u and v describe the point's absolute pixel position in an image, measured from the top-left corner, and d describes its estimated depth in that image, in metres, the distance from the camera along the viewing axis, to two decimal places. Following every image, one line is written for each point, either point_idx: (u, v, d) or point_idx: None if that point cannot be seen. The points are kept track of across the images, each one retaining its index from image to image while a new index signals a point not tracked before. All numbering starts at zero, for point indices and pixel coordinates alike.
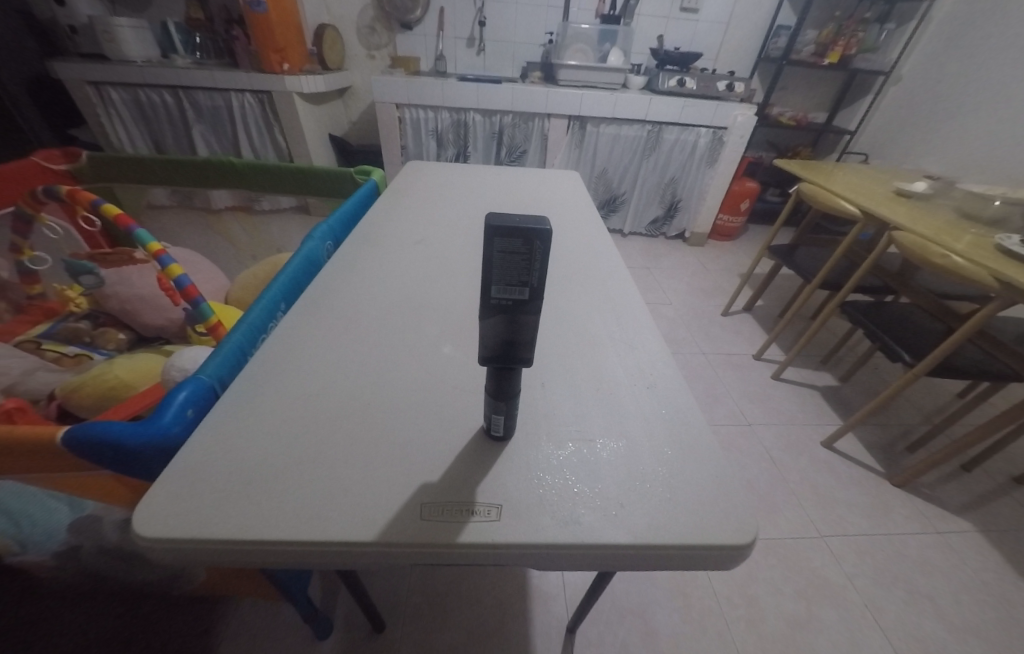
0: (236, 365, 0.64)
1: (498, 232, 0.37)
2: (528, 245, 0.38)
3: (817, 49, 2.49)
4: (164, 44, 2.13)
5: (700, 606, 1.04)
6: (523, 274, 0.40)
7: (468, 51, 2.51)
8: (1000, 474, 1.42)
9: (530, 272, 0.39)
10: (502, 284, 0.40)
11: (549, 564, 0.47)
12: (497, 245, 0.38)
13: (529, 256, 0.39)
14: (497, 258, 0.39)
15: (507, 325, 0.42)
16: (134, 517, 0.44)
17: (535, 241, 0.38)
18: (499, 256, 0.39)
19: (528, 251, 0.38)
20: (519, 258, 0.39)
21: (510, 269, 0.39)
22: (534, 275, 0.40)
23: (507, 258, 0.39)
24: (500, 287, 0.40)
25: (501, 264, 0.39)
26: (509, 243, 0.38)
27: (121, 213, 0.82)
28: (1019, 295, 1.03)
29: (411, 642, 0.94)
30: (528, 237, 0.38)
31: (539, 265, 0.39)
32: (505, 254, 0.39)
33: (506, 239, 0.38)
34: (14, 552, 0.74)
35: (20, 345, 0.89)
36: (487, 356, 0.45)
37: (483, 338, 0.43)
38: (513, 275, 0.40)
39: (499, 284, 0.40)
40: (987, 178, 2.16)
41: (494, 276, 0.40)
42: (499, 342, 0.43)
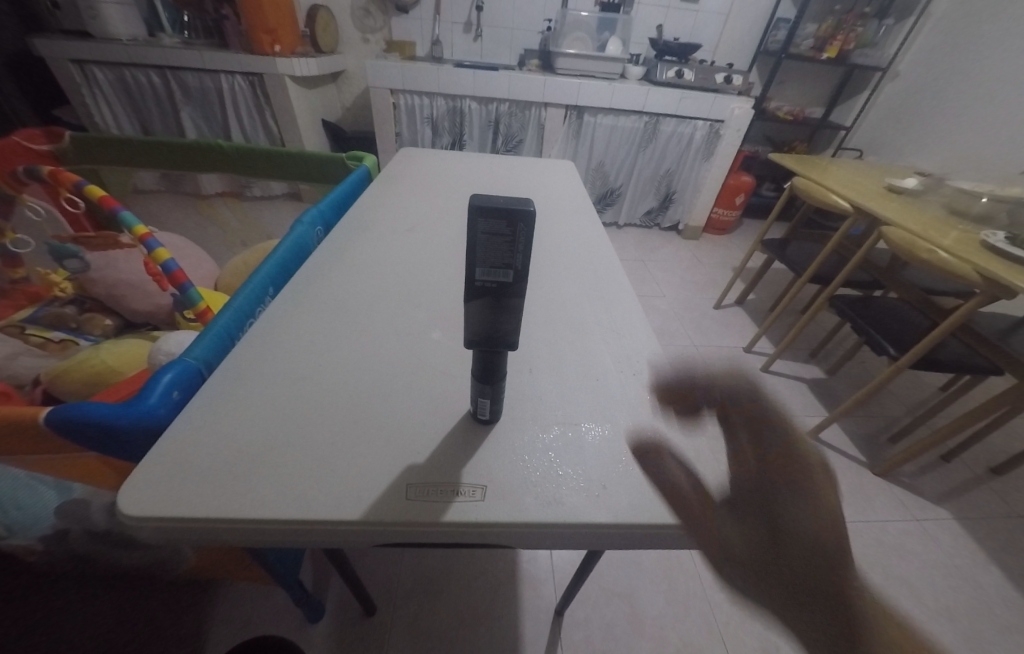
0: (223, 348, 0.64)
1: (482, 213, 0.37)
2: (511, 227, 0.38)
3: (817, 43, 2.48)
4: (151, 22, 2.06)
5: (684, 590, 1.07)
6: (507, 256, 0.40)
7: (465, 37, 2.47)
8: (978, 464, 1.47)
9: (513, 254, 0.40)
10: (487, 266, 0.40)
11: (534, 544, 0.48)
12: (481, 227, 0.38)
13: (513, 238, 0.39)
14: (481, 239, 0.39)
15: (492, 306, 0.42)
16: (121, 495, 0.44)
17: (519, 223, 0.38)
18: (483, 237, 0.39)
19: (511, 233, 0.38)
20: (503, 240, 0.39)
21: (494, 250, 0.40)
22: (518, 257, 0.40)
23: (491, 240, 0.39)
24: (484, 270, 0.40)
25: (485, 246, 0.39)
26: (493, 225, 0.38)
27: (105, 194, 0.80)
28: (1001, 290, 1.05)
29: (402, 625, 0.96)
30: (512, 219, 0.38)
31: (523, 248, 0.39)
32: (489, 236, 0.39)
33: (490, 220, 0.38)
34: (2, 536, 0.73)
35: (4, 328, 0.87)
36: (472, 340, 0.45)
37: (469, 321, 0.44)
38: (497, 257, 0.40)
39: (483, 266, 0.40)
40: (980, 176, 2.18)
41: (478, 257, 0.40)
42: (484, 326, 0.44)
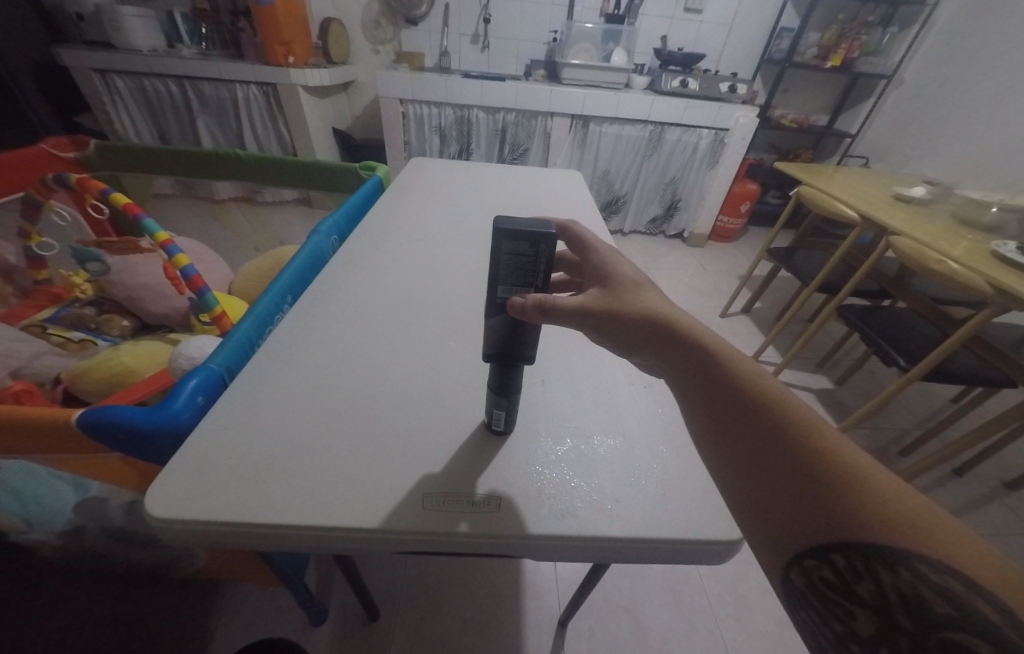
0: (244, 355, 0.65)
1: (507, 236, 0.39)
2: (534, 248, 0.40)
3: (820, 52, 2.49)
4: (171, 34, 2.13)
5: (689, 602, 1.05)
6: (528, 275, 0.42)
7: (472, 48, 2.51)
8: (993, 479, 1.43)
9: (535, 273, 0.41)
10: (509, 284, 0.42)
11: (546, 555, 0.48)
12: (505, 247, 0.40)
13: (536, 259, 0.41)
14: (505, 259, 0.41)
15: (513, 326, 0.44)
16: (146, 497, 0.45)
17: (541, 244, 0.39)
18: (507, 257, 0.41)
19: (534, 254, 0.40)
20: (526, 260, 0.41)
21: (516, 270, 0.41)
22: (540, 276, 0.42)
23: (514, 260, 0.41)
24: (507, 287, 0.42)
25: (508, 265, 0.41)
26: (517, 246, 0.40)
27: (130, 201, 0.82)
28: (1013, 301, 1.03)
29: (404, 632, 0.95)
30: (536, 241, 0.39)
31: (544, 267, 0.41)
32: (513, 256, 0.41)
33: (514, 242, 0.40)
34: (19, 530, 0.75)
35: (26, 327, 0.89)
36: (489, 354, 0.46)
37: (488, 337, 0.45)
38: (519, 275, 0.42)
39: (505, 285, 0.42)
40: (989, 186, 2.16)
41: (501, 276, 0.41)
42: (503, 340, 0.45)
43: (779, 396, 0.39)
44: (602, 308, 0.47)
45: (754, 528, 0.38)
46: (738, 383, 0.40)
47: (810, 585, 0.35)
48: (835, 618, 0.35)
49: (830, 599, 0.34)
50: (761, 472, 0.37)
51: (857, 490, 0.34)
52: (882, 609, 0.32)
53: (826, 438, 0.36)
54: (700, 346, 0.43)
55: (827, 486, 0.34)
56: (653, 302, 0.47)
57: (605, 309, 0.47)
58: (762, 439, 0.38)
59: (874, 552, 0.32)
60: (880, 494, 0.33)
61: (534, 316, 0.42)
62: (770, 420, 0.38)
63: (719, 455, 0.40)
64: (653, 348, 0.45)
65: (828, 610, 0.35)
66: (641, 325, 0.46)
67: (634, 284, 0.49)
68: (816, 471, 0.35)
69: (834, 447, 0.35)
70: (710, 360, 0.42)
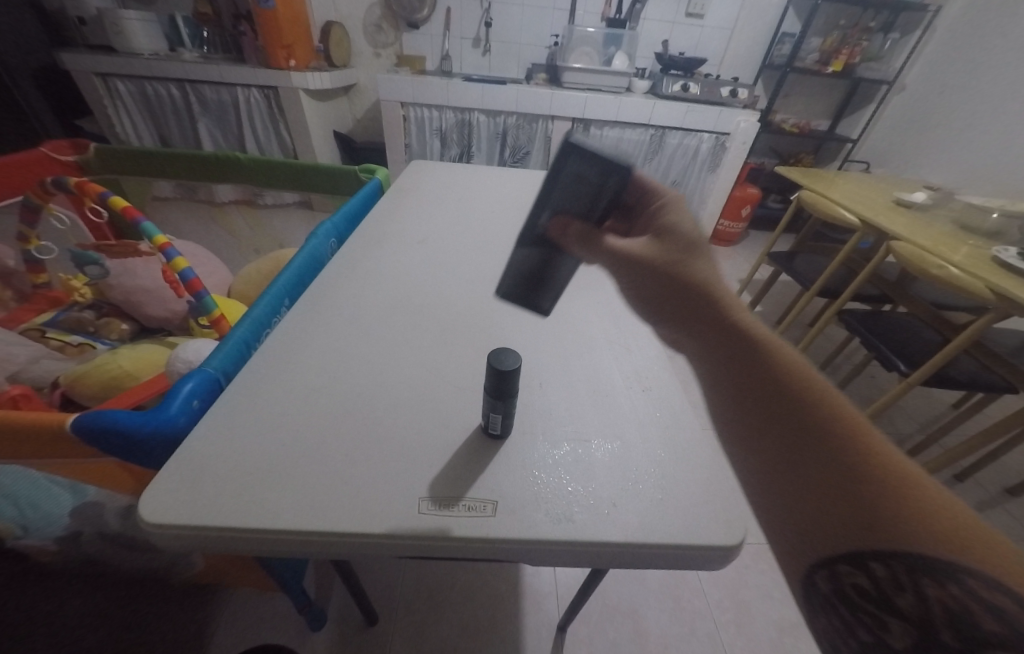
0: (241, 358, 0.65)
1: (578, 156, 0.48)
2: (601, 176, 0.48)
3: (821, 57, 2.48)
4: (172, 37, 2.13)
5: (689, 606, 1.05)
6: (587, 197, 0.49)
7: (473, 51, 2.52)
8: (993, 484, 1.43)
9: (593, 196, 0.49)
10: (564, 203, 0.50)
11: (541, 559, 0.48)
12: (574, 167, 0.49)
13: (597, 182, 0.48)
14: (570, 178, 0.49)
15: (547, 254, 0.53)
16: (140, 504, 0.45)
17: (606, 171, 0.48)
18: (572, 176, 0.49)
19: (597, 177, 0.48)
20: (588, 182, 0.49)
21: (577, 190, 0.49)
22: (597, 199, 0.49)
23: (578, 180, 0.49)
24: (561, 205, 0.50)
25: (571, 184, 0.49)
26: (584, 167, 0.49)
27: (129, 205, 0.82)
28: (1015, 306, 1.03)
29: (403, 637, 0.94)
30: (602, 168, 0.48)
31: (603, 192, 0.48)
32: (578, 176, 0.49)
33: (583, 163, 0.49)
34: (15, 536, 0.75)
35: (24, 332, 0.89)
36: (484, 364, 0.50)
37: (514, 269, 0.55)
38: (577, 196, 0.49)
39: (560, 202, 0.50)
40: (991, 191, 2.16)
41: (560, 193, 0.50)
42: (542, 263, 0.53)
43: (832, 401, 0.40)
44: (648, 259, 0.45)
45: (787, 529, 0.39)
46: (791, 384, 0.41)
47: (837, 591, 0.36)
48: (862, 627, 0.36)
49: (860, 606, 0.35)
50: (803, 474, 0.38)
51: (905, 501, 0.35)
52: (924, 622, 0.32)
53: (878, 448, 0.37)
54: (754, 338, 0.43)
55: (874, 493, 0.36)
56: (709, 274, 0.45)
57: (653, 263, 0.45)
58: (813, 441, 0.39)
59: (920, 563, 0.33)
60: (925, 505, 0.34)
61: (574, 240, 0.49)
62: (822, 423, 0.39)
63: (758, 452, 0.41)
64: (699, 330, 0.44)
65: (855, 617, 0.36)
66: (692, 298, 0.44)
67: (691, 244, 0.46)
68: (866, 478, 0.36)
69: (885, 457, 0.37)
70: (765, 355, 0.42)
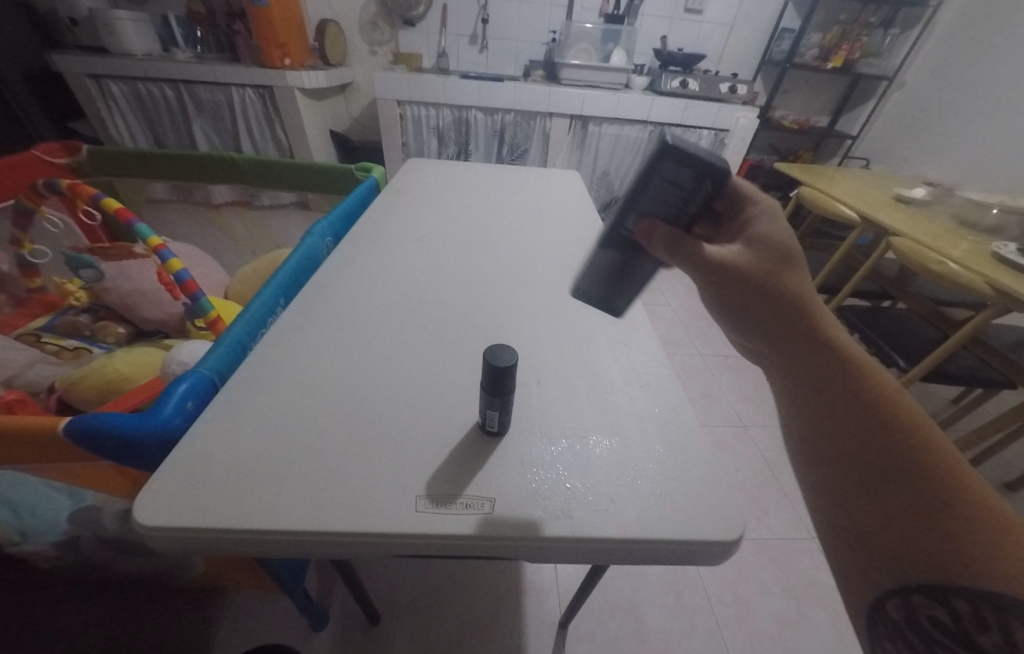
0: (236, 358, 0.64)
1: (674, 158, 0.47)
2: (698, 180, 0.47)
3: (821, 53, 2.48)
4: (165, 37, 2.11)
5: (690, 603, 1.05)
6: (677, 201, 0.49)
7: (470, 49, 2.50)
8: (992, 479, 1.44)
9: (685, 201, 0.49)
10: (652, 205, 0.50)
11: (540, 556, 0.48)
12: (667, 170, 0.48)
13: (690, 188, 0.48)
14: (662, 180, 0.48)
15: (632, 252, 0.53)
16: (135, 507, 0.44)
17: (701, 176, 0.47)
18: (665, 179, 0.48)
19: (691, 183, 0.48)
20: (681, 186, 0.48)
21: (668, 194, 0.49)
22: (688, 205, 0.49)
23: (670, 183, 0.48)
24: (649, 207, 0.50)
25: (662, 188, 0.49)
26: (678, 170, 0.47)
27: (121, 206, 0.81)
28: (1014, 302, 1.03)
29: (405, 637, 0.94)
30: (697, 173, 0.47)
31: (695, 198, 0.48)
32: (671, 180, 0.48)
33: (678, 166, 0.47)
34: (14, 542, 0.74)
35: (19, 337, 0.89)
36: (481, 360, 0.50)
37: (598, 264, 0.56)
38: (667, 199, 0.49)
39: (649, 204, 0.50)
40: (991, 186, 2.16)
41: (651, 195, 0.49)
42: (621, 262, 0.54)
43: (924, 431, 0.39)
44: (739, 265, 0.47)
45: (860, 548, 0.39)
46: (877, 408, 0.41)
47: (909, 620, 0.36)
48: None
49: (933, 638, 0.35)
50: (884, 498, 0.38)
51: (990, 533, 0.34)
52: (986, 651, 0.31)
53: (968, 479, 0.36)
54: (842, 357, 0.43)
55: (961, 527, 0.35)
56: (801, 288, 0.47)
57: (744, 270, 0.47)
58: (893, 464, 0.39)
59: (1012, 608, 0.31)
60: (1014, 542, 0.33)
61: (660, 243, 0.49)
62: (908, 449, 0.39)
63: (838, 471, 0.41)
64: (783, 342, 0.46)
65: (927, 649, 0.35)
66: (779, 310, 0.46)
67: (786, 255, 0.47)
68: (949, 508, 0.36)
69: (973, 488, 0.36)
70: (852, 374, 0.42)
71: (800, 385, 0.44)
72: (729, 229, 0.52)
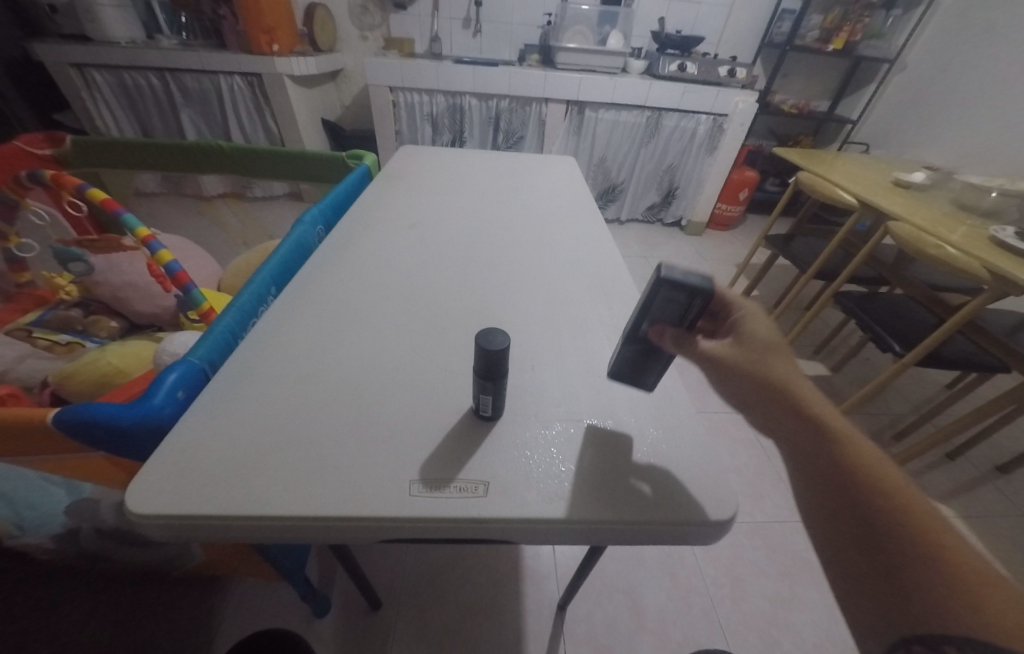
0: (227, 348, 0.64)
1: (667, 285, 0.48)
2: (690, 298, 0.48)
3: (822, 35, 2.43)
4: (149, 23, 2.06)
5: (686, 585, 1.07)
6: (676, 317, 0.50)
7: (463, 33, 2.44)
8: (984, 462, 1.45)
9: (682, 317, 0.50)
10: (653, 320, 0.51)
11: (536, 538, 0.48)
12: (663, 293, 0.49)
13: (686, 306, 0.49)
14: (659, 301, 0.49)
15: (646, 350, 0.55)
16: (128, 495, 0.45)
17: (695, 297, 0.48)
18: (661, 301, 0.49)
19: (687, 302, 0.49)
20: (677, 305, 0.49)
21: (666, 311, 0.50)
22: (686, 319, 0.50)
23: (667, 303, 0.49)
24: (651, 322, 0.51)
25: (660, 306, 0.50)
26: (673, 292, 0.49)
27: (108, 197, 0.80)
28: (1010, 286, 1.03)
29: (407, 621, 0.96)
30: (691, 294, 0.48)
31: (693, 314, 0.50)
32: (667, 300, 0.49)
33: (672, 290, 0.48)
34: (13, 535, 0.75)
35: (10, 332, 0.88)
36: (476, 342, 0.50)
37: (622, 357, 0.56)
38: (666, 315, 0.51)
39: (651, 319, 0.51)
40: (991, 170, 2.14)
41: (651, 313, 0.51)
42: (632, 361, 0.56)
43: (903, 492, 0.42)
44: (731, 363, 0.49)
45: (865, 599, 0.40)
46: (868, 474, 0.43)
47: None
48: None
49: None
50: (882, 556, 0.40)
51: (961, 587, 0.37)
52: None
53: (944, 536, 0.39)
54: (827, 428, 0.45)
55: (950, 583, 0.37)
56: (787, 372, 0.49)
57: (735, 366, 0.49)
58: (874, 525, 0.41)
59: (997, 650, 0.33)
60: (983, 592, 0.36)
61: (669, 344, 0.51)
62: (887, 509, 0.41)
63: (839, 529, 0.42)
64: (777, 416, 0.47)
65: None
66: (765, 396, 0.47)
67: (767, 347, 0.50)
68: (923, 562, 0.38)
69: (947, 545, 0.39)
70: (836, 444, 0.45)
71: (788, 455, 0.46)
72: (719, 326, 0.54)
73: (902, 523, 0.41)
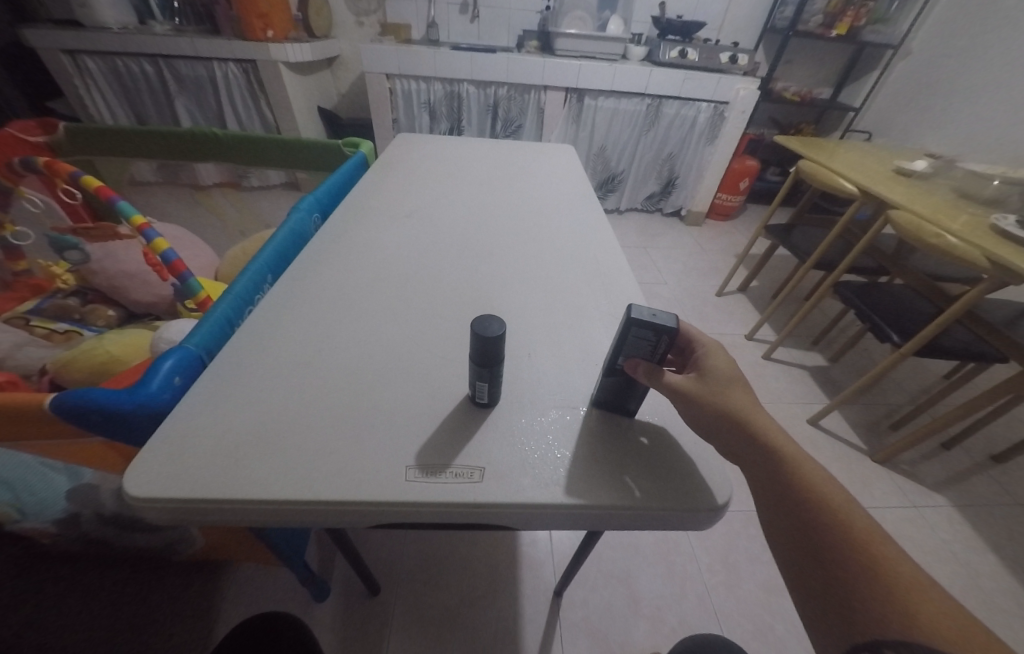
0: (223, 335, 0.64)
1: (636, 324, 0.48)
2: (658, 337, 0.48)
3: (826, 20, 2.38)
4: (141, 9, 2.03)
5: (681, 572, 1.09)
6: (648, 353, 0.50)
7: (461, 18, 2.40)
8: (979, 452, 1.46)
9: (654, 353, 0.50)
10: (628, 356, 0.50)
11: (533, 523, 0.49)
12: (633, 331, 0.48)
13: (656, 343, 0.49)
14: (630, 338, 0.49)
15: (623, 386, 0.53)
16: (126, 479, 0.45)
17: (664, 334, 0.48)
18: (632, 338, 0.49)
19: (656, 340, 0.48)
20: (648, 342, 0.49)
21: (638, 347, 0.50)
22: (657, 355, 0.50)
23: (637, 340, 0.49)
24: (626, 358, 0.50)
25: (631, 343, 0.49)
26: (643, 330, 0.48)
27: (103, 184, 0.80)
28: (1010, 275, 1.02)
29: (406, 605, 0.98)
30: (659, 331, 0.48)
31: (664, 351, 0.49)
32: (638, 337, 0.49)
33: (641, 328, 0.48)
34: (14, 520, 0.76)
35: (8, 321, 0.88)
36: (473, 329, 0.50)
37: (599, 392, 0.55)
38: (639, 352, 0.50)
39: (625, 355, 0.50)
40: (995, 158, 2.12)
41: (624, 350, 0.50)
42: (612, 398, 0.55)
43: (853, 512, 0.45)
44: (695, 397, 0.50)
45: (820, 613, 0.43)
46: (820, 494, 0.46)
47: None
48: None
49: None
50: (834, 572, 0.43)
51: (898, 599, 0.40)
52: None
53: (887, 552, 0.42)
54: (780, 455, 0.48)
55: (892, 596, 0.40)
56: (746, 403, 0.50)
57: (699, 401, 0.50)
58: (825, 542, 0.44)
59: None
60: (918, 604, 0.40)
61: (642, 377, 0.50)
62: (835, 528, 0.44)
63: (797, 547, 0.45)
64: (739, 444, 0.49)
65: None
66: (727, 427, 0.49)
67: (728, 379, 0.51)
68: (866, 578, 0.42)
69: (885, 559, 0.42)
70: (791, 467, 0.47)
71: (750, 477, 0.49)
72: (686, 361, 0.56)
73: (849, 541, 0.43)
